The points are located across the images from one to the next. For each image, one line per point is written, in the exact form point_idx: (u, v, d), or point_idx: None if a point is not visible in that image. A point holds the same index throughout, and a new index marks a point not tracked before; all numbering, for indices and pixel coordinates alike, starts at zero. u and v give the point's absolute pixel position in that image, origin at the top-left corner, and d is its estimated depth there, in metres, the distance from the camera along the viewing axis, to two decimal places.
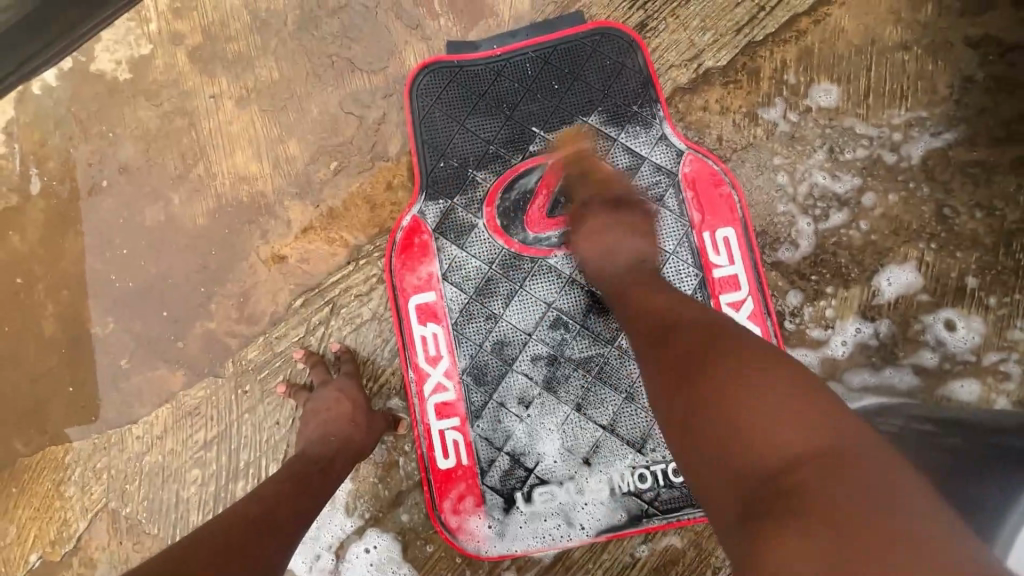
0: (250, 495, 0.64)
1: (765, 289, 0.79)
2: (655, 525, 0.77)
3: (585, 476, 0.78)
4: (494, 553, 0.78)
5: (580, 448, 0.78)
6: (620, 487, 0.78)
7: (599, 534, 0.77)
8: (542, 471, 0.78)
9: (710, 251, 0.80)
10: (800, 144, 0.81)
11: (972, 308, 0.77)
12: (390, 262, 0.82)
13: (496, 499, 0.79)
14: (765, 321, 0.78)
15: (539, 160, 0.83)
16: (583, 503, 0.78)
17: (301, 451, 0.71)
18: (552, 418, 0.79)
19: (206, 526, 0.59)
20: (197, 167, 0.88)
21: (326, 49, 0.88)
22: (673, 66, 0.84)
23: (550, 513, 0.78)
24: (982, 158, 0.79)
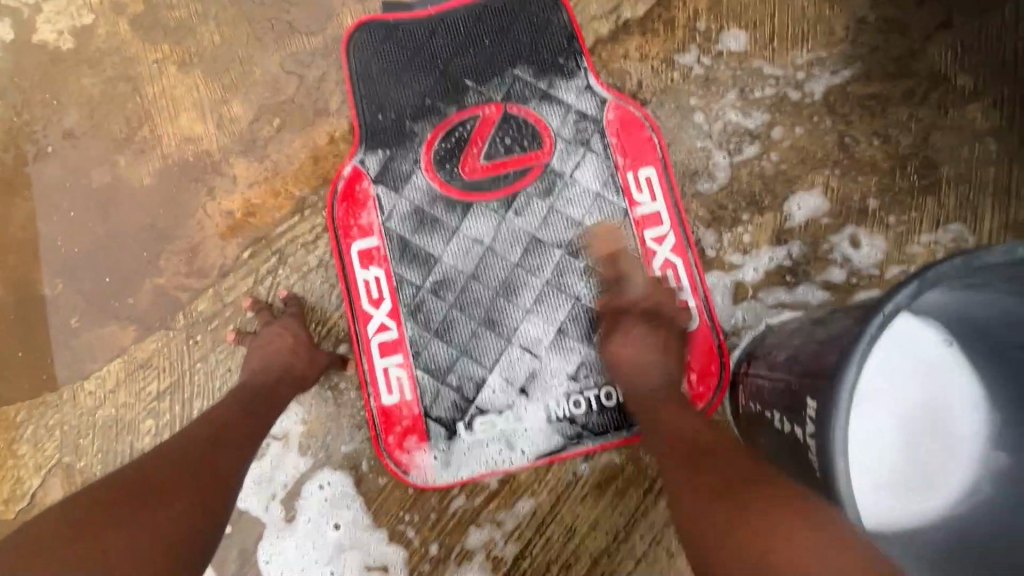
0: (202, 418, 0.67)
1: (684, 221, 0.84)
2: (591, 445, 0.81)
3: (523, 404, 0.82)
4: (438, 481, 0.82)
5: (518, 378, 0.83)
6: (557, 412, 0.82)
7: (539, 458, 0.81)
8: (482, 401, 0.82)
9: (633, 190, 0.86)
10: (713, 85, 0.88)
11: (874, 227, 0.84)
12: (332, 211, 0.86)
13: (440, 431, 0.82)
14: (685, 251, 0.84)
15: (473, 112, 0.88)
16: (522, 429, 0.82)
17: (242, 381, 0.74)
18: (491, 351, 0.83)
19: (161, 452, 0.61)
20: (142, 130, 0.91)
21: (265, 14, 0.92)
22: (595, 18, 0.89)
23: (490, 441, 0.82)
24: (877, 92, 0.86)
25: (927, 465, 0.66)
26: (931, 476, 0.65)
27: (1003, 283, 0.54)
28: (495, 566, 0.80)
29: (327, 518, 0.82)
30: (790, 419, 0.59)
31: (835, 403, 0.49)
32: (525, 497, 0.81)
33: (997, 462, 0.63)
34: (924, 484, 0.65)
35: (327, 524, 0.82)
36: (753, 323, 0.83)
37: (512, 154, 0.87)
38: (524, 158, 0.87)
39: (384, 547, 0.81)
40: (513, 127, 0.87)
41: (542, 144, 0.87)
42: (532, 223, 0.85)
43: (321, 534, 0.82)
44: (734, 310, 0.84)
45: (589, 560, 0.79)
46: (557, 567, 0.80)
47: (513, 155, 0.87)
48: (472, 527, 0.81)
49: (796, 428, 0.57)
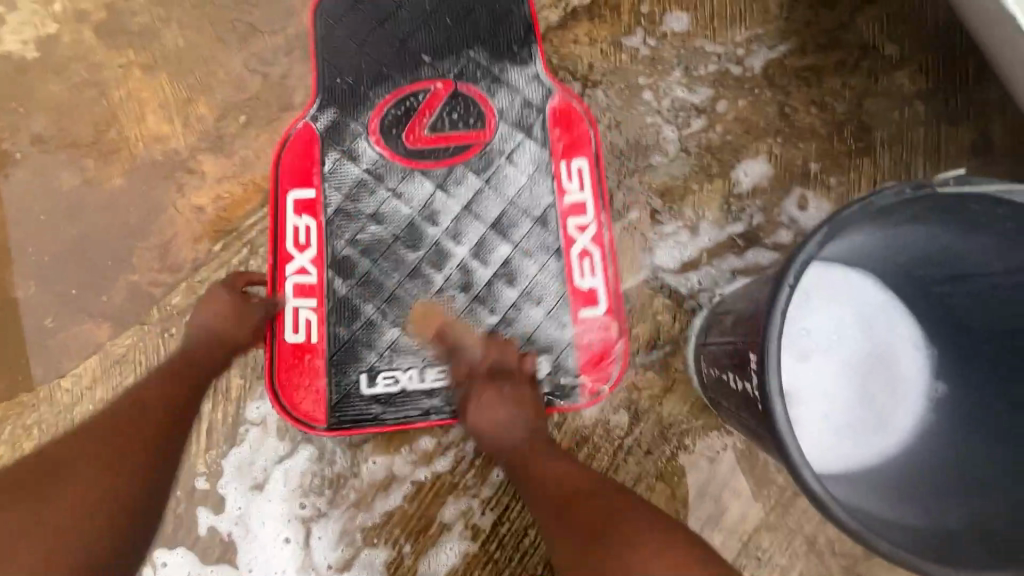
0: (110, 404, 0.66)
1: (606, 208, 0.88)
2: None
3: (455, 366, 0.85)
4: (392, 426, 0.84)
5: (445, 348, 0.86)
6: None
7: (440, 416, 0.84)
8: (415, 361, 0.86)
9: (563, 177, 0.89)
10: (660, 64, 0.92)
11: (817, 189, 0.88)
12: (281, 155, 0.90)
13: (399, 380, 0.85)
14: (604, 243, 0.88)
15: (426, 84, 0.91)
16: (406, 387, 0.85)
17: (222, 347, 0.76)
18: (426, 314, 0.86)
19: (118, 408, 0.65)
20: (110, 133, 0.93)
21: (226, 16, 0.95)
22: (545, 7, 0.94)
23: (440, 392, 0.85)
24: (812, 64, 0.92)
25: (880, 407, 0.69)
26: (884, 416, 0.69)
27: (924, 225, 0.57)
28: (475, 534, 0.83)
29: (296, 505, 0.83)
30: (741, 377, 0.61)
31: (766, 350, 0.51)
32: (500, 467, 0.84)
33: (941, 394, 0.67)
34: (886, 426, 0.68)
35: (292, 511, 0.83)
36: (710, 286, 0.86)
37: (456, 128, 0.90)
38: (467, 135, 0.90)
39: (330, 552, 0.82)
40: (461, 100, 0.91)
41: (486, 124, 0.91)
42: (463, 197, 0.89)
43: (292, 520, 0.83)
44: (690, 274, 0.87)
45: None
46: (535, 530, 0.83)
47: (459, 127, 0.90)
48: (450, 499, 0.83)
49: (746, 384, 0.59)
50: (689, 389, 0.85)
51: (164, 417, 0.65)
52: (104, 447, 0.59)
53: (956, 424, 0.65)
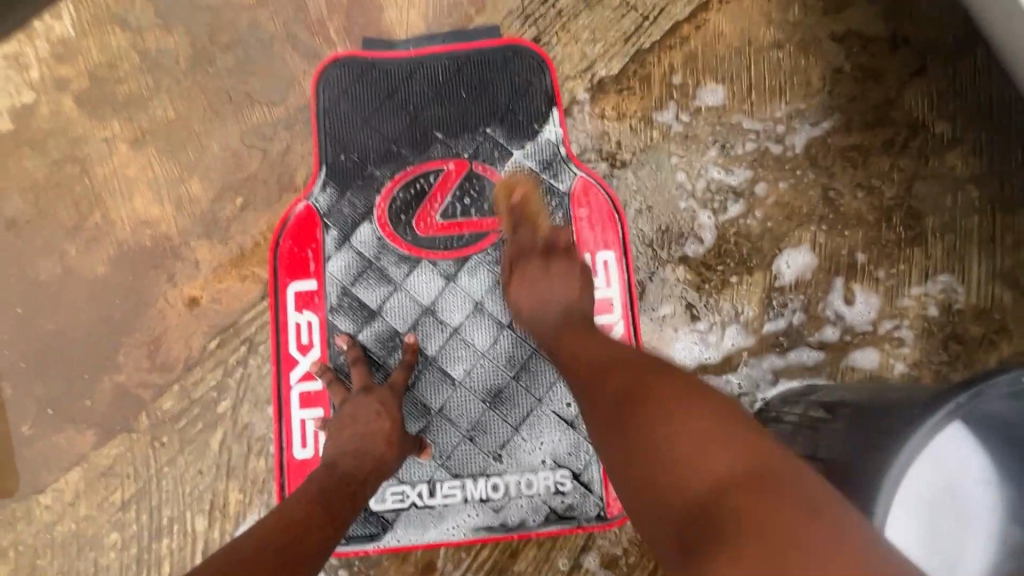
0: (237, 538, 0.54)
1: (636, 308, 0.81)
2: (533, 530, 0.77)
3: (471, 481, 0.78)
4: (406, 547, 0.77)
5: (463, 459, 0.78)
6: (508, 491, 0.78)
7: (463, 535, 0.77)
8: (430, 474, 0.78)
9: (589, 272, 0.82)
10: (693, 142, 0.85)
11: (865, 281, 0.82)
12: (278, 243, 0.83)
13: (409, 496, 0.77)
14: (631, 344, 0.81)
15: (438, 164, 0.84)
16: (426, 505, 0.77)
17: (324, 462, 0.65)
18: (440, 423, 0.79)
19: (257, 534, 0.54)
20: (93, 216, 0.85)
21: (221, 85, 0.87)
22: (570, 78, 0.87)
23: (457, 510, 0.77)
24: (858, 142, 0.85)
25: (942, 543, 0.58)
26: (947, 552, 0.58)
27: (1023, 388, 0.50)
28: None
29: None
30: None
31: None
32: None
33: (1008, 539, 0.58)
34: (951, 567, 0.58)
35: None
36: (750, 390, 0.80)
37: (469, 215, 0.83)
38: (481, 221, 0.83)
39: None
40: (477, 185, 0.84)
41: None
42: (479, 292, 0.81)
43: None
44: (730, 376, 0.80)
45: None
46: None
47: (473, 215, 0.83)
48: None
49: None
50: None
51: (292, 557, 0.53)
52: None
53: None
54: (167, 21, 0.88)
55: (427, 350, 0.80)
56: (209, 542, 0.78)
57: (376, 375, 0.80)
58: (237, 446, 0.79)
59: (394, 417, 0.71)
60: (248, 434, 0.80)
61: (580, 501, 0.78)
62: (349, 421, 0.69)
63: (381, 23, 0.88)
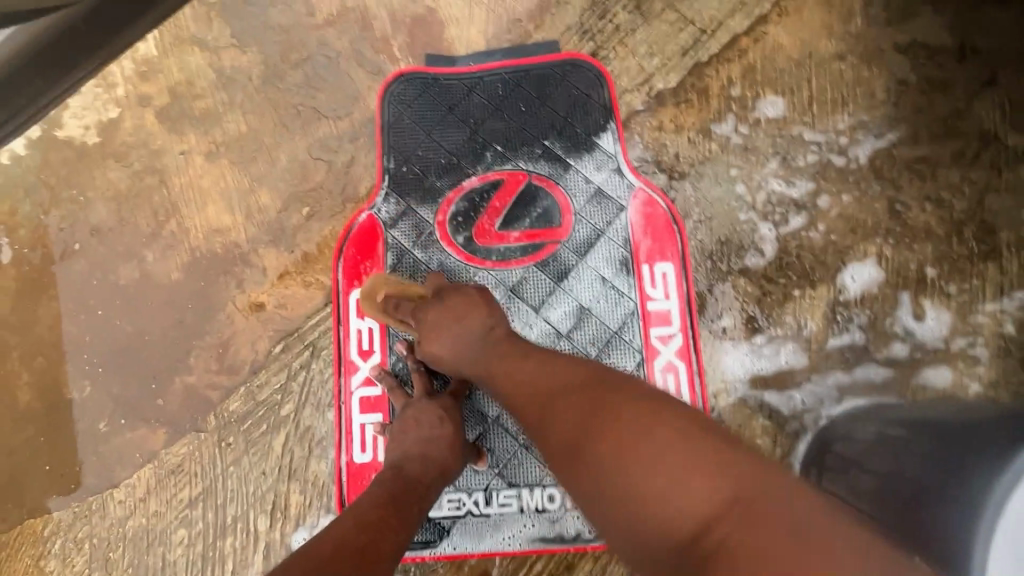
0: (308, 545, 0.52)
1: (695, 321, 0.81)
2: (590, 544, 0.76)
3: (528, 490, 0.78)
4: (461, 555, 0.77)
5: (520, 468, 0.78)
6: (566, 502, 0.77)
7: (520, 545, 0.77)
8: (487, 482, 0.78)
9: (647, 284, 0.82)
10: (753, 154, 0.85)
11: (936, 297, 0.79)
12: (342, 250, 0.85)
13: (465, 504, 0.78)
14: (690, 358, 0.80)
15: (497, 175, 0.86)
16: (483, 513, 0.78)
17: (390, 464, 0.66)
18: (497, 431, 0.79)
19: (331, 536, 0.53)
20: (169, 224, 0.89)
21: (291, 100, 0.91)
22: (627, 91, 0.88)
23: (512, 519, 0.77)
24: (925, 154, 0.83)
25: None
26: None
27: None
28: None
29: None
30: None
31: None
32: None
33: None
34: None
35: None
36: (815, 406, 0.78)
37: (527, 224, 0.84)
38: (538, 231, 0.84)
39: None
40: (535, 196, 0.85)
41: (560, 220, 0.84)
42: (537, 301, 0.82)
43: None
44: (792, 392, 0.78)
45: None
46: None
47: (531, 225, 0.84)
48: None
49: None
50: None
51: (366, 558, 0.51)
52: None
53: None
54: (242, 40, 0.93)
55: None
56: (270, 543, 0.79)
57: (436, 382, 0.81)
58: (298, 449, 0.81)
59: (455, 422, 0.71)
60: (309, 437, 0.82)
61: None
62: (414, 423, 0.70)
63: (442, 40, 0.91)
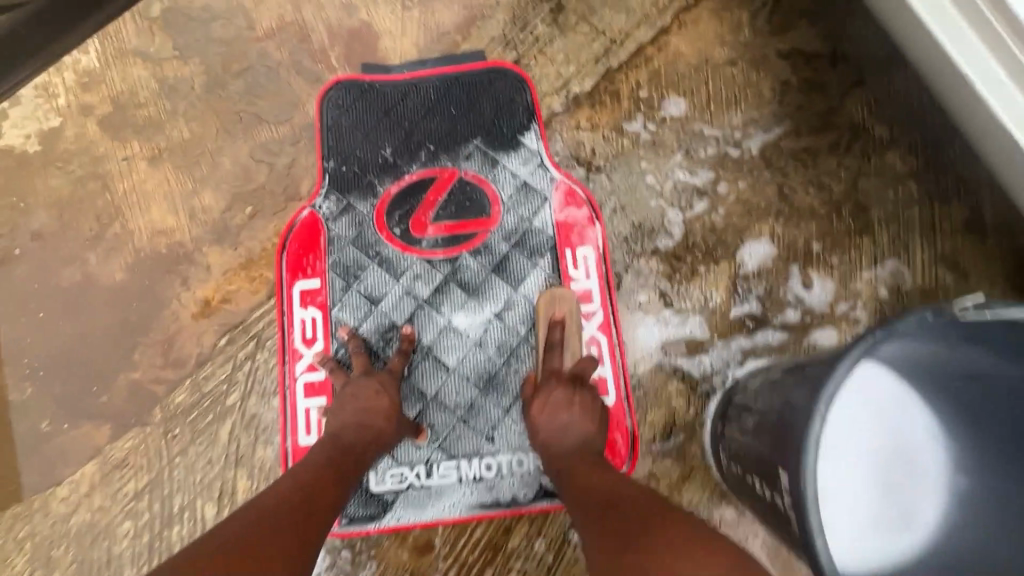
0: (259, 500, 0.60)
1: (613, 298, 0.89)
2: (525, 507, 0.82)
3: (466, 460, 0.83)
4: (405, 526, 0.81)
5: (458, 440, 0.84)
6: (503, 470, 0.83)
7: (460, 513, 0.82)
8: (428, 455, 0.83)
9: (570, 266, 0.90)
10: (661, 148, 0.95)
11: (820, 268, 0.90)
12: (285, 244, 0.90)
13: (407, 477, 0.83)
14: (610, 330, 0.88)
15: (431, 172, 0.93)
16: (425, 484, 0.82)
17: (329, 434, 0.70)
18: (437, 407, 0.84)
19: (271, 496, 0.61)
20: (112, 227, 0.92)
21: (233, 107, 0.96)
22: (547, 94, 0.97)
23: (452, 489, 0.82)
24: (807, 145, 0.95)
25: (889, 538, 0.66)
26: (893, 558, 0.64)
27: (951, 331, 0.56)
28: None
29: None
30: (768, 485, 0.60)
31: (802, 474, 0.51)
32: (519, 563, 0.80)
33: (959, 488, 0.66)
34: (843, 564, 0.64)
35: None
36: (722, 368, 0.87)
37: (460, 216, 0.91)
38: (470, 222, 0.91)
39: None
40: (466, 190, 0.92)
41: (490, 211, 0.92)
42: (470, 285, 0.89)
43: None
44: (702, 357, 0.87)
45: None
46: None
47: (464, 216, 0.91)
48: None
49: (777, 497, 0.58)
50: (708, 475, 0.84)
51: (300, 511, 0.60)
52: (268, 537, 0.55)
53: (976, 543, 0.63)
54: (184, 52, 0.98)
55: (423, 339, 0.87)
56: None
57: (374, 362, 0.86)
58: (245, 436, 0.84)
59: (392, 395, 0.77)
60: (255, 424, 0.85)
61: None
62: (353, 398, 0.74)
63: (377, 50, 0.98)
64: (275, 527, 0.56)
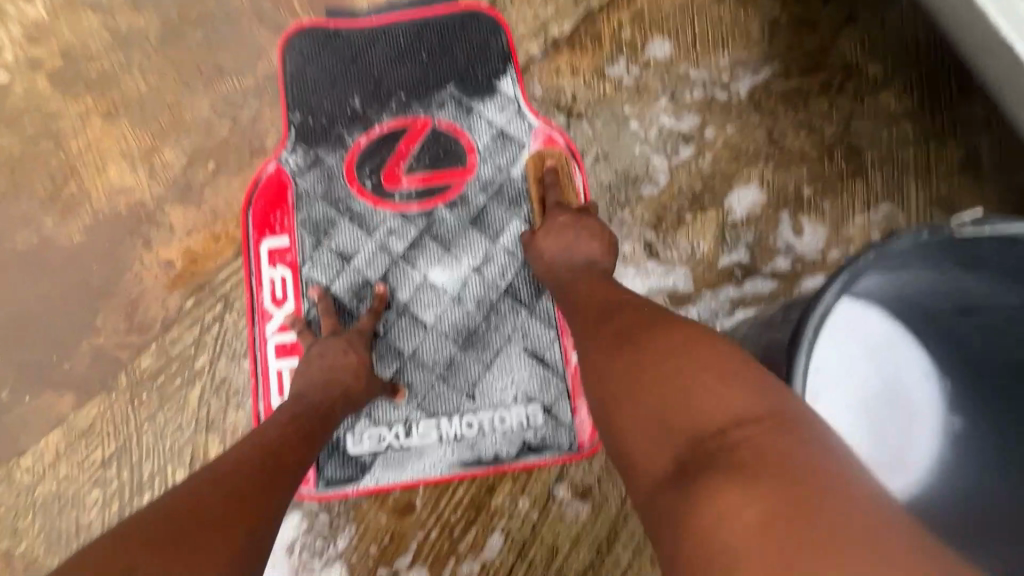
0: (193, 477, 0.53)
1: None
2: (508, 466, 0.79)
3: (446, 418, 0.80)
4: (384, 487, 0.79)
5: (437, 399, 0.81)
6: (485, 428, 0.80)
7: (441, 473, 0.79)
8: (407, 414, 0.80)
9: None
10: (645, 93, 0.90)
11: (811, 214, 0.87)
12: (251, 201, 0.86)
13: (386, 438, 0.80)
14: None
15: (402, 121, 0.88)
16: (404, 444, 0.80)
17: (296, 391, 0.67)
18: (414, 365, 0.81)
19: (238, 450, 0.57)
20: (68, 187, 0.87)
21: (192, 58, 0.91)
22: (525, 38, 0.91)
23: (432, 448, 0.80)
24: (797, 87, 0.90)
25: (881, 477, 0.64)
26: None
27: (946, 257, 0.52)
28: None
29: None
30: None
31: None
32: (502, 522, 0.78)
33: (955, 429, 0.64)
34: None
35: None
36: (710, 319, 0.83)
37: (435, 168, 0.87)
38: (446, 173, 0.87)
39: None
40: (440, 140, 0.88)
41: (466, 161, 0.87)
42: (446, 239, 0.85)
43: None
44: (689, 308, 0.84)
45: None
46: None
47: (439, 168, 0.87)
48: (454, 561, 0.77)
49: None
50: None
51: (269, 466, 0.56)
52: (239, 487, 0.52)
53: (968, 484, 0.62)
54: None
55: (398, 296, 0.83)
56: None
57: (348, 321, 0.82)
58: (215, 400, 0.81)
59: (364, 351, 0.73)
60: (226, 387, 0.82)
61: (555, 435, 0.80)
62: (323, 354, 0.71)
63: None
64: (234, 486, 0.52)
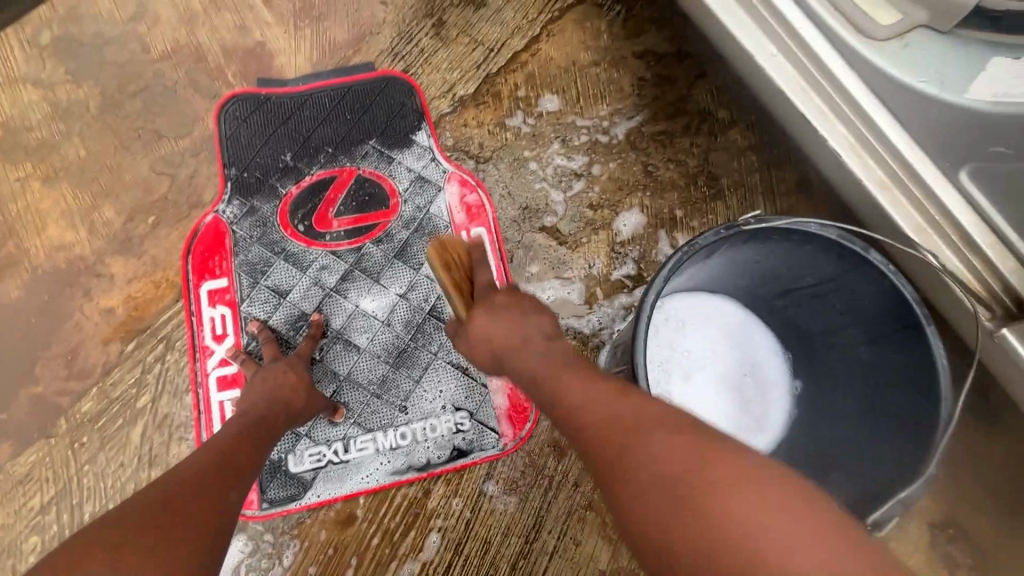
0: (161, 480, 0.60)
1: (507, 273, 0.99)
2: (440, 469, 0.87)
3: (381, 431, 0.88)
4: (326, 501, 0.85)
5: (372, 415, 0.89)
6: (417, 437, 0.88)
7: (378, 483, 0.86)
8: (344, 431, 0.88)
9: None
10: (540, 139, 1.07)
11: (683, 231, 1.04)
12: (190, 248, 0.94)
13: (326, 455, 0.86)
14: None
15: (330, 172, 1.00)
16: (343, 459, 0.86)
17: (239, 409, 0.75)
18: (349, 386, 0.89)
19: (196, 457, 0.65)
20: (7, 246, 0.92)
21: (132, 124, 1.00)
22: (435, 98, 1.07)
23: (370, 461, 0.87)
24: (664, 129, 1.10)
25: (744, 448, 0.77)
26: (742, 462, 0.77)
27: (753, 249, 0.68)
28: None
29: None
30: None
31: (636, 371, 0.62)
32: (439, 522, 0.86)
33: (798, 391, 0.79)
34: None
35: None
36: (608, 324, 0.98)
37: (361, 210, 0.98)
38: (371, 214, 0.98)
39: None
40: (364, 186, 1.00)
41: (389, 203, 0.99)
42: (373, 271, 0.95)
43: None
44: (591, 315, 0.98)
45: (507, 566, 0.85)
46: None
47: (364, 210, 0.98)
48: (395, 563, 0.84)
49: None
50: None
51: (222, 469, 0.64)
52: (196, 490, 0.59)
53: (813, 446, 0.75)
54: (76, 75, 1.00)
55: (332, 324, 0.92)
56: None
57: (285, 350, 0.90)
58: (158, 436, 0.86)
59: (300, 372, 0.81)
60: (169, 423, 0.86)
61: (482, 436, 0.89)
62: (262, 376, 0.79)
63: (272, 66, 1.05)
64: (194, 489, 0.59)
